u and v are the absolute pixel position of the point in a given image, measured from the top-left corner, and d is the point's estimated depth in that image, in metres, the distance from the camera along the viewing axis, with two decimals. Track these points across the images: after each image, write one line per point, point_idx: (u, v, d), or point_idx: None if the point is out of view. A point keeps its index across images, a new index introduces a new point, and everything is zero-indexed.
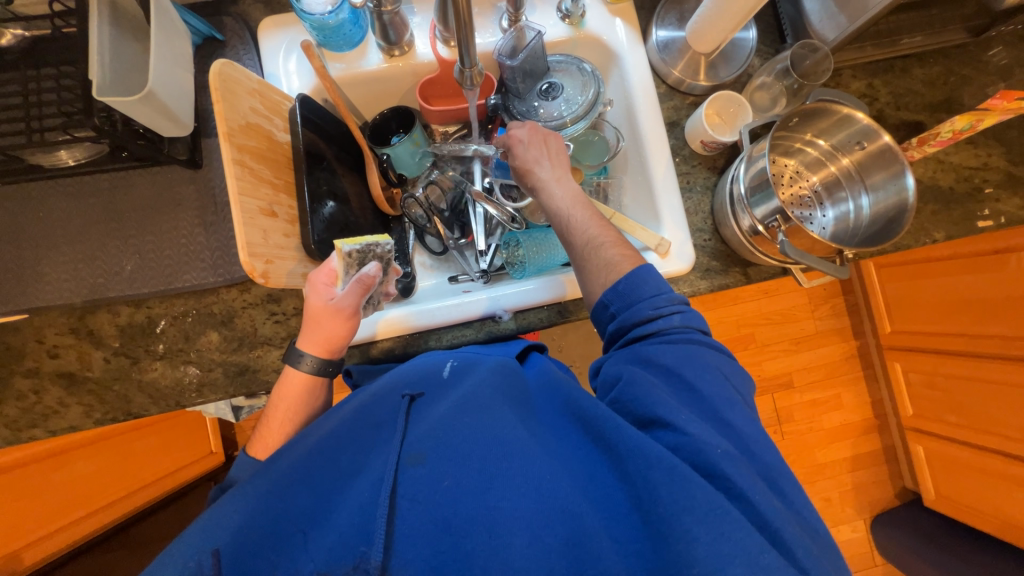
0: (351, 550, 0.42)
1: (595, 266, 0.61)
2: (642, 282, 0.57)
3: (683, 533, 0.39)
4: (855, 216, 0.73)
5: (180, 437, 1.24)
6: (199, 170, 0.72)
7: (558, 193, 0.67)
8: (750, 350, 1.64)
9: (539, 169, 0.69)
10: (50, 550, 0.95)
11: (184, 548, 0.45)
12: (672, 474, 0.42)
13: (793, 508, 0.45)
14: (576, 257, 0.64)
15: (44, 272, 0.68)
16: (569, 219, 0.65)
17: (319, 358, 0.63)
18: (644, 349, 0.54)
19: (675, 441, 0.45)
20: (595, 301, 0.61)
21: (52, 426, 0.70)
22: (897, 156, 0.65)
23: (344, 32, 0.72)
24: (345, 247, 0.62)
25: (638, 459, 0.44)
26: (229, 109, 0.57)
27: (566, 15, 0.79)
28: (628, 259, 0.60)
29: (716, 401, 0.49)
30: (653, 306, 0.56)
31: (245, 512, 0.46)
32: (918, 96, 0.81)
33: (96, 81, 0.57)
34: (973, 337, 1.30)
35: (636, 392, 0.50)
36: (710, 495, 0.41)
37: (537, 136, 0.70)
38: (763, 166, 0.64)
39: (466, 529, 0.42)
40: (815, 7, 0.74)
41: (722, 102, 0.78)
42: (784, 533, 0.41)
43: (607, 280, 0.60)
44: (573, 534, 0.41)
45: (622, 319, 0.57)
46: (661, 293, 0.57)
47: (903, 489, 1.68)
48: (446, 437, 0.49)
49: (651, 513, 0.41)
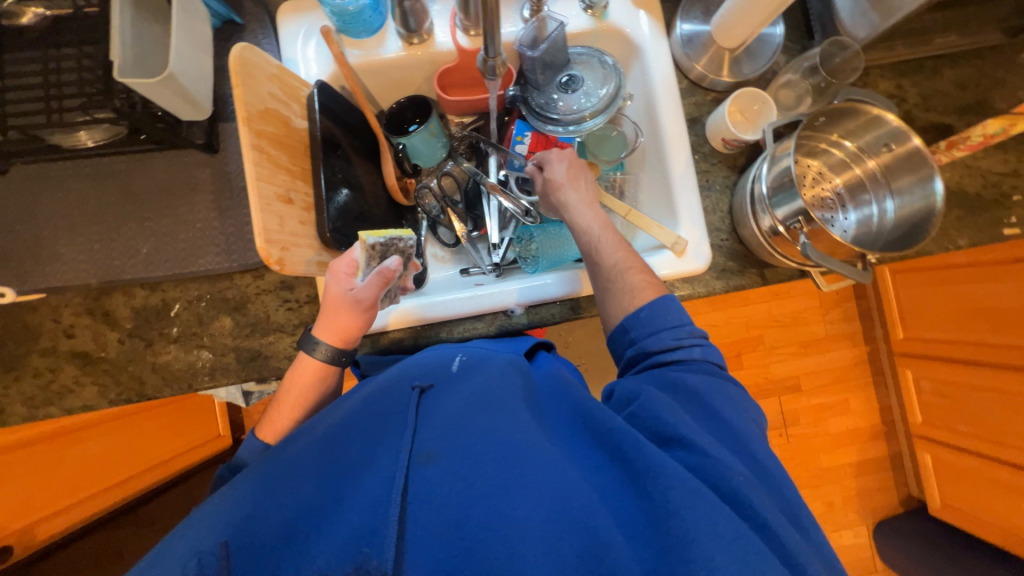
0: (355, 550, 0.42)
1: (619, 291, 0.61)
2: (669, 309, 0.57)
3: (702, 553, 0.38)
4: (878, 220, 0.71)
5: (191, 418, 1.24)
6: (215, 155, 0.72)
7: (584, 220, 0.67)
8: (757, 352, 1.63)
9: (567, 192, 0.69)
10: (67, 523, 1.00)
11: (183, 541, 0.44)
12: (693, 496, 0.41)
13: (815, 547, 0.44)
14: (599, 280, 0.63)
15: (61, 253, 0.69)
16: (595, 243, 0.65)
17: (333, 346, 0.63)
18: (664, 373, 0.54)
19: (695, 463, 0.45)
20: (615, 325, 0.60)
21: (66, 405, 0.71)
22: (926, 160, 0.63)
23: (364, 18, 0.72)
24: (370, 240, 0.61)
25: (660, 478, 0.43)
26: (248, 93, 0.57)
27: (589, 6, 0.77)
28: (652, 287, 0.60)
29: (735, 430, 0.49)
30: (674, 337, 0.56)
31: (254, 498, 0.47)
32: (948, 98, 0.79)
33: (117, 62, 0.56)
34: (990, 346, 1.28)
35: (655, 411, 0.49)
36: (733, 522, 0.40)
37: (569, 160, 0.71)
38: (786, 165, 0.63)
39: (478, 534, 0.42)
40: (846, 3, 0.72)
41: (744, 99, 0.76)
42: (809, 568, 0.40)
43: (629, 305, 0.59)
44: (589, 549, 0.41)
45: (642, 345, 0.57)
46: (684, 325, 0.57)
47: (907, 496, 1.67)
48: (462, 439, 0.49)
49: (668, 535, 0.40)
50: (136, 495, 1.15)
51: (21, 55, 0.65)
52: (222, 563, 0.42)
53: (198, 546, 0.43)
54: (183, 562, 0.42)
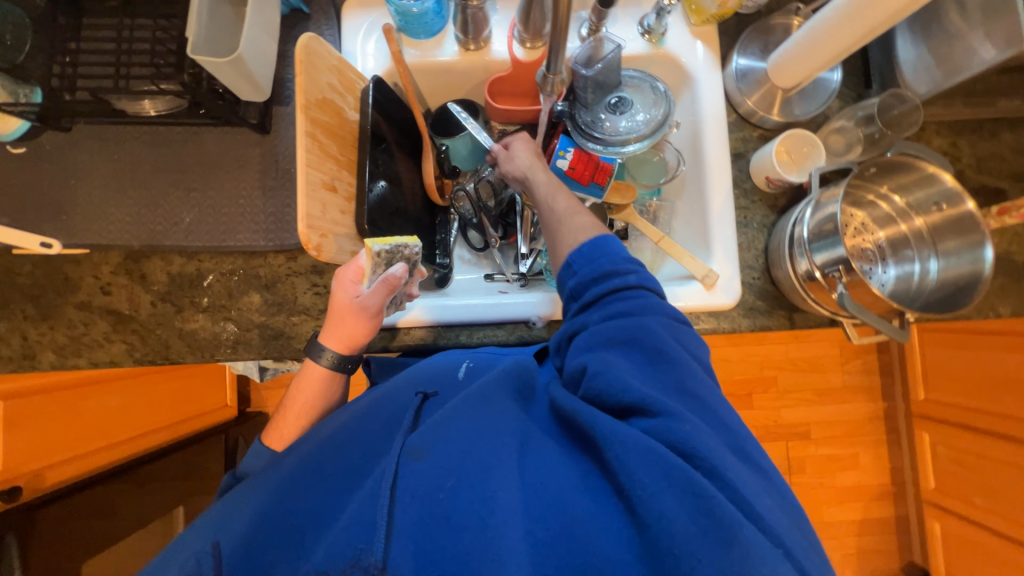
0: (349, 546, 0.42)
1: (565, 230, 0.60)
2: (608, 245, 0.56)
3: (665, 527, 0.38)
4: (919, 279, 0.69)
5: (199, 388, 1.27)
6: (266, 136, 0.74)
7: (542, 180, 0.68)
8: (769, 394, 1.59)
9: (520, 168, 0.71)
10: (73, 473, 0.99)
11: (196, 547, 0.47)
12: (649, 463, 0.41)
13: (768, 481, 0.45)
14: (550, 226, 0.63)
15: (109, 213, 0.72)
16: (547, 199, 0.65)
17: (339, 354, 0.64)
18: (609, 318, 0.51)
19: (651, 427, 0.44)
20: (561, 264, 0.58)
21: (94, 358, 0.73)
22: (977, 224, 0.62)
23: (425, 20, 0.73)
24: (376, 248, 0.60)
25: (616, 445, 0.43)
26: (309, 82, 0.59)
27: (647, 31, 0.77)
28: (597, 226, 0.60)
29: (695, 384, 0.47)
30: (613, 264, 0.54)
31: (260, 505, 0.48)
32: (1003, 162, 0.77)
33: (191, 39, 0.59)
34: (1018, 421, 1.23)
35: (602, 377, 0.47)
36: (689, 482, 0.39)
37: (517, 143, 0.73)
38: (832, 212, 0.62)
39: (461, 523, 0.42)
40: (909, 57, 0.71)
41: (794, 140, 0.75)
42: (760, 507, 0.40)
43: (574, 242, 0.58)
44: (567, 530, 0.41)
45: (581, 277, 0.55)
46: (621, 254, 0.55)
47: (909, 562, 1.61)
48: (441, 431, 0.48)
49: (635, 506, 0.41)
50: (139, 455, 1.16)
51: (99, 22, 0.68)
52: (214, 563, 0.46)
53: (201, 548, 0.47)
54: (184, 563, 0.46)
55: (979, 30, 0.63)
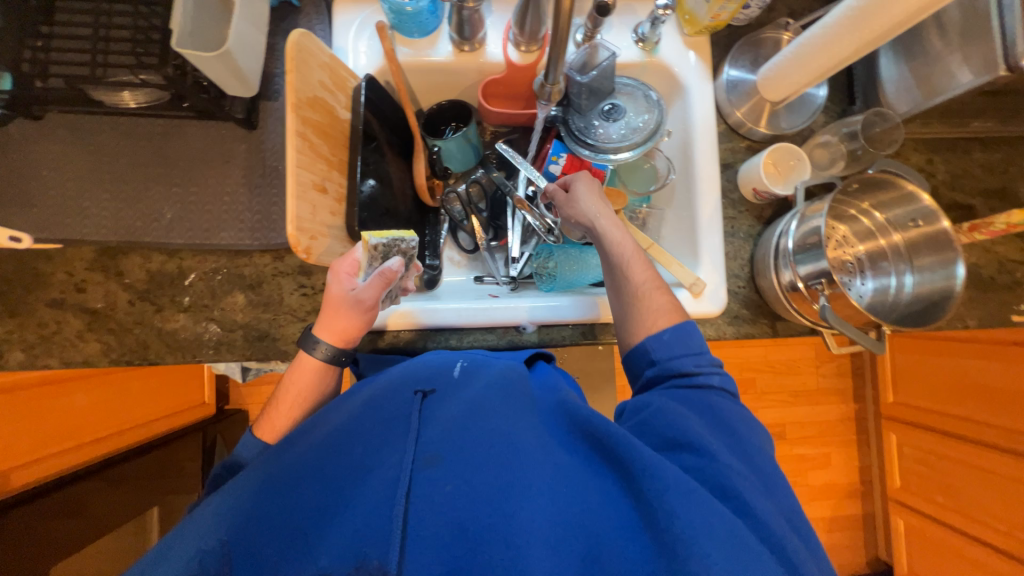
0: (355, 551, 0.41)
1: (643, 310, 0.60)
2: (691, 335, 0.57)
3: (697, 552, 0.39)
4: (895, 292, 0.72)
5: (168, 386, 1.26)
6: (253, 131, 0.72)
7: (616, 236, 0.65)
8: (748, 395, 1.64)
9: (593, 218, 0.67)
10: (46, 472, 0.94)
11: (186, 548, 0.45)
12: (689, 497, 0.42)
13: (808, 546, 0.46)
14: (623, 299, 0.63)
15: (84, 207, 0.69)
16: (623, 264, 0.64)
17: (332, 346, 0.62)
18: (681, 392, 0.53)
19: (697, 466, 0.46)
20: (635, 344, 0.59)
21: (66, 358, 0.70)
22: (951, 242, 0.65)
23: (420, 20, 0.72)
24: (371, 241, 0.59)
25: (652, 478, 0.43)
26: (300, 80, 0.57)
27: (640, 40, 0.78)
28: (677, 311, 0.59)
29: (739, 439, 0.50)
30: (694, 364, 0.55)
31: (253, 503, 0.47)
32: (975, 179, 0.80)
33: (175, 31, 0.57)
34: (979, 424, 1.30)
35: (663, 417, 0.50)
36: (729, 524, 0.41)
37: (586, 189, 0.70)
38: (815, 226, 0.63)
39: (482, 536, 0.42)
40: (892, 76, 0.73)
41: (781, 153, 0.77)
42: (797, 561, 0.42)
43: (653, 326, 0.58)
44: (591, 552, 0.42)
45: (662, 367, 0.56)
46: (704, 354, 0.56)
47: (874, 557, 1.68)
48: (463, 440, 0.49)
49: (663, 532, 0.41)
50: (114, 455, 1.11)
51: (75, 6, 0.65)
52: (223, 562, 0.43)
53: (200, 547, 0.44)
54: (185, 563, 0.43)
55: (957, 54, 0.64)
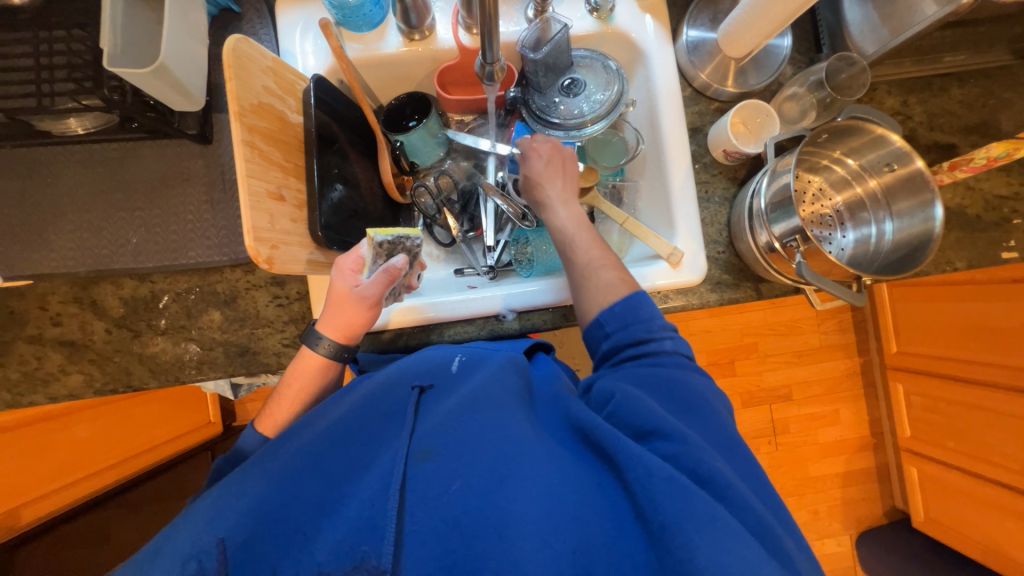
0: (351, 550, 0.42)
1: (593, 287, 0.61)
2: (641, 307, 0.57)
3: (683, 542, 0.38)
4: (876, 241, 0.71)
5: (180, 406, 1.25)
6: (209, 146, 0.71)
7: (565, 214, 0.69)
8: (751, 360, 1.63)
9: (549, 187, 0.70)
10: (47, 508, 0.97)
11: (177, 547, 0.44)
12: (671, 484, 0.41)
13: (804, 547, 0.45)
14: (575, 276, 0.64)
15: (49, 239, 0.68)
16: (573, 239, 0.66)
17: (336, 342, 0.61)
18: (637, 369, 0.53)
19: (671, 451, 0.44)
20: (590, 321, 0.60)
21: (51, 393, 0.70)
22: (927, 183, 0.63)
23: (364, 12, 0.70)
24: (377, 238, 0.60)
25: (637, 468, 0.42)
26: (241, 87, 0.56)
27: (594, 9, 0.76)
28: (626, 283, 0.60)
29: (712, 421, 0.49)
30: (646, 330, 0.55)
31: (256, 495, 0.47)
32: (955, 117, 0.78)
33: (106, 50, 0.56)
34: (983, 365, 1.29)
35: (630, 404, 0.48)
36: (711, 508, 0.40)
37: (557, 155, 0.72)
38: (786, 182, 0.62)
39: (475, 529, 0.42)
40: (856, 18, 0.71)
41: (749, 110, 0.75)
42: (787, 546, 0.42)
43: (603, 301, 0.59)
44: (581, 544, 0.40)
45: (616, 340, 0.56)
46: (655, 320, 0.57)
47: (891, 507, 1.68)
48: (455, 436, 0.48)
49: (650, 522, 0.41)
50: (121, 481, 1.14)
51: (11, 37, 0.63)
52: (221, 561, 0.43)
53: (196, 546, 0.43)
54: (182, 563, 0.42)
55: None
